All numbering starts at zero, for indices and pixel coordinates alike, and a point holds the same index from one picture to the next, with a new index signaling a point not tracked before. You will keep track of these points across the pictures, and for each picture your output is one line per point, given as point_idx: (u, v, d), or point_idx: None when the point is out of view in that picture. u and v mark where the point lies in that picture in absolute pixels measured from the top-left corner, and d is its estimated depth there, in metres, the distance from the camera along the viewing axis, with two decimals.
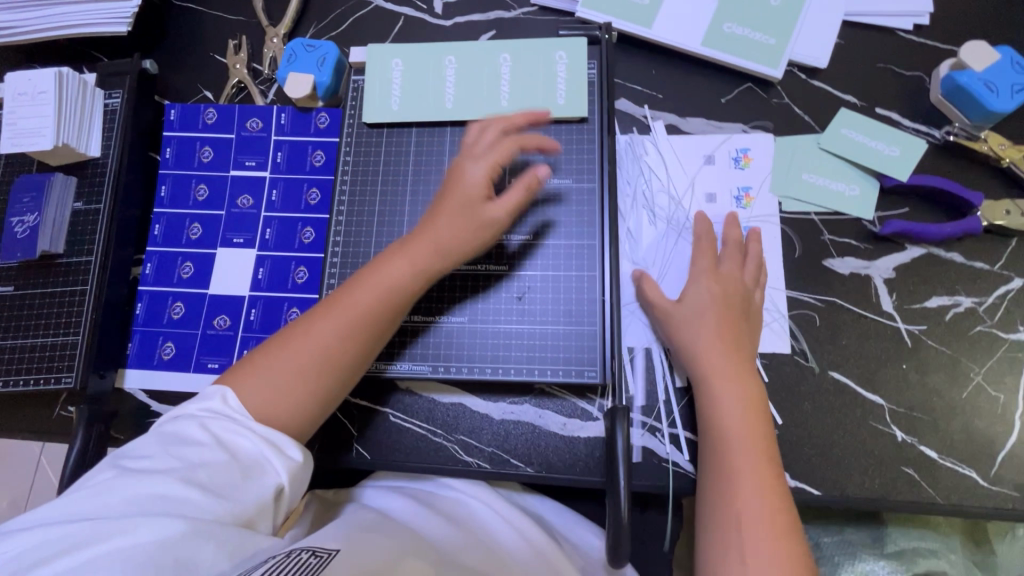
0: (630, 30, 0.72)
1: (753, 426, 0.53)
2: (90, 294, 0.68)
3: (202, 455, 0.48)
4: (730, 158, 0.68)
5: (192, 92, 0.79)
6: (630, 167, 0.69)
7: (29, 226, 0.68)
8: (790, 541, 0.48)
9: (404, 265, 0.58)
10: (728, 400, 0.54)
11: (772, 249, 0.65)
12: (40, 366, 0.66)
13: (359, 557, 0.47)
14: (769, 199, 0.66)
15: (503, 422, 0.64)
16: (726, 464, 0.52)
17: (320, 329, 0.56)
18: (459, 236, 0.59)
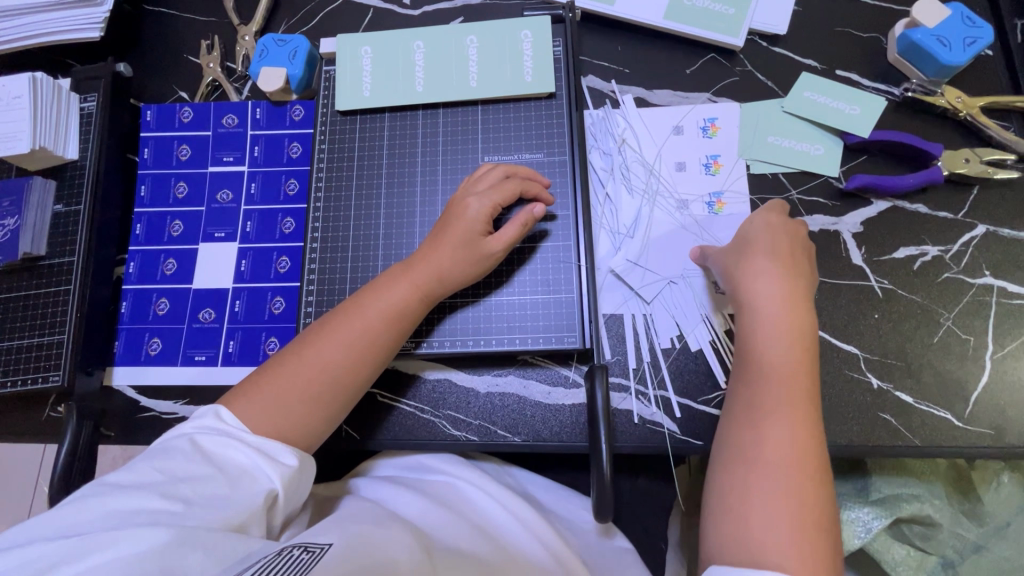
0: (594, 9, 0.74)
1: (797, 371, 0.51)
2: (74, 293, 0.69)
3: (192, 471, 0.48)
4: (698, 127, 0.70)
5: (167, 93, 0.80)
6: (600, 139, 0.71)
7: (10, 229, 0.69)
8: (813, 481, 0.47)
9: (412, 289, 0.59)
10: (774, 338, 0.52)
11: (743, 213, 0.66)
12: (28, 367, 0.67)
13: (351, 554, 0.47)
14: (738, 165, 0.68)
15: (489, 395, 0.65)
16: (760, 411, 0.50)
17: (328, 355, 0.57)
18: (459, 267, 0.59)
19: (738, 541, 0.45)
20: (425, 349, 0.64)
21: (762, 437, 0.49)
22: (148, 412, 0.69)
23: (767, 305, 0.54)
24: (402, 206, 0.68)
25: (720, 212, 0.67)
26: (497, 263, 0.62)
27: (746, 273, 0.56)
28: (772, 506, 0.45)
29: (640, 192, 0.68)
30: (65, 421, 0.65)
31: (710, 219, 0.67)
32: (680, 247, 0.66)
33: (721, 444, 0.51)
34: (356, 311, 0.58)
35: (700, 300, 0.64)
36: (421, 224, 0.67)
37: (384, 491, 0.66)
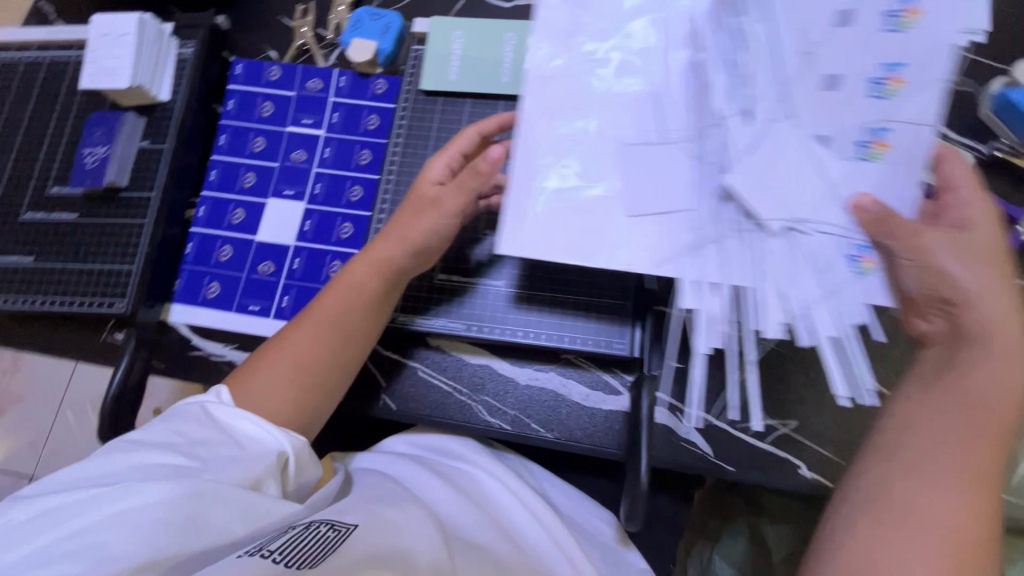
0: None
1: (985, 427, 0.42)
2: (147, 228, 0.71)
3: (202, 434, 0.50)
4: (883, 10, 0.41)
5: (257, 51, 0.83)
6: (665, 54, 0.45)
7: (99, 157, 0.71)
8: (971, 562, 0.39)
9: (369, 271, 0.59)
10: (997, 382, 0.42)
11: (919, 153, 0.41)
12: (95, 291, 0.69)
13: (375, 535, 0.49)
14: (918, 142, 0.41)
15: (528, 387, 0.65)
16: (930, 467, 0.42)
17: (297, 343, 0.57)
18: (429, 226, 0.58)
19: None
20: (439, 321, 0.66)
21: (940, 502, 0.40)
22: (198, 351, 0.71)
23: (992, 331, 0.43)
24: None
25: (879, 157, 0.42)
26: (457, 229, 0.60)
27: (956, 263, 0.44)
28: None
29: (763, 121, 0.43)
30: (123, 346, 0.67)
31: (853, 163, 0.42)
32: (804, 194, 0.42)
33: (874, 488, 0.42)
34: (318, 302, 0.59)
35: (759, 277, 0.42)
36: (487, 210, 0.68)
37: (406, 469, 0.67)
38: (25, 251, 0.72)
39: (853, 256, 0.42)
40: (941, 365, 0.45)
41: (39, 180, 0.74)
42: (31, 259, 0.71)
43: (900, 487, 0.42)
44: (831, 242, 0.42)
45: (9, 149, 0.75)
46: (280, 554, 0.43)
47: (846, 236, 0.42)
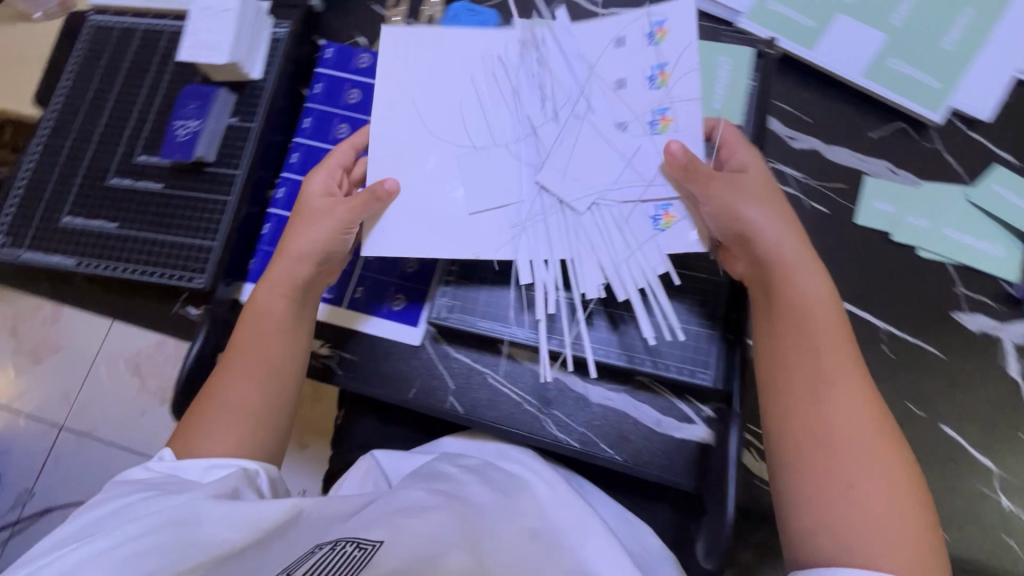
0: (792, 50, 0.72)
1: (835, 335, 0.51)
2: (231, 205, 0.71)
3: (163, 478, 0.51)
4: (644, 33, 0.60)
5: (346, 36, 0.82)
6: (497, 77, 0.61)
7: (190, 131, 0.71)
8: (893, 445, 0.46)
9: (283, 299, 0.63)
10: (813, 285, 0.52)
11: (691, 140, 0.57)
12: (177, 264, 0.70)
13: (403, 552, 0.47)
14: (691, 118, 0.57)
15: (599, 406, 0.64)
16: (819, 377, 0.49)
17: (232, 393, 0.58)
18: (302, 240, 0.63)
19: (862, 521, 0.43)
20: (516, 333, 0.64)
21: (840, 410, 0.47)
22: None
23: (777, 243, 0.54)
24: None
25: (665, 130, 0.57)
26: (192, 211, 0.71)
27: (745, 201, 0.55)
28: (875, 474, 0.45)
29: (564, 119, 0.59)
30: (199, 323, 0.68)
31: (648, 137, 0.57)
32: (604, 168, 0.58)
33: (786, 432, 0.49)
34: (244, 347, 0.61)
35: (608, 231, 0.57)
36: None
37: (452, 471, 0.66)
38: (108, 218, 0.73)
39: (660, 208, 0.57)
40: (766, 294, 0.55)
41: (126, 147, 0.74)
42: (114, 226, 0.72)
43: (804, 418, 0.48)
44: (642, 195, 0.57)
45: (99, 112, 0.76)
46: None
47: (651, 200, 0.57)
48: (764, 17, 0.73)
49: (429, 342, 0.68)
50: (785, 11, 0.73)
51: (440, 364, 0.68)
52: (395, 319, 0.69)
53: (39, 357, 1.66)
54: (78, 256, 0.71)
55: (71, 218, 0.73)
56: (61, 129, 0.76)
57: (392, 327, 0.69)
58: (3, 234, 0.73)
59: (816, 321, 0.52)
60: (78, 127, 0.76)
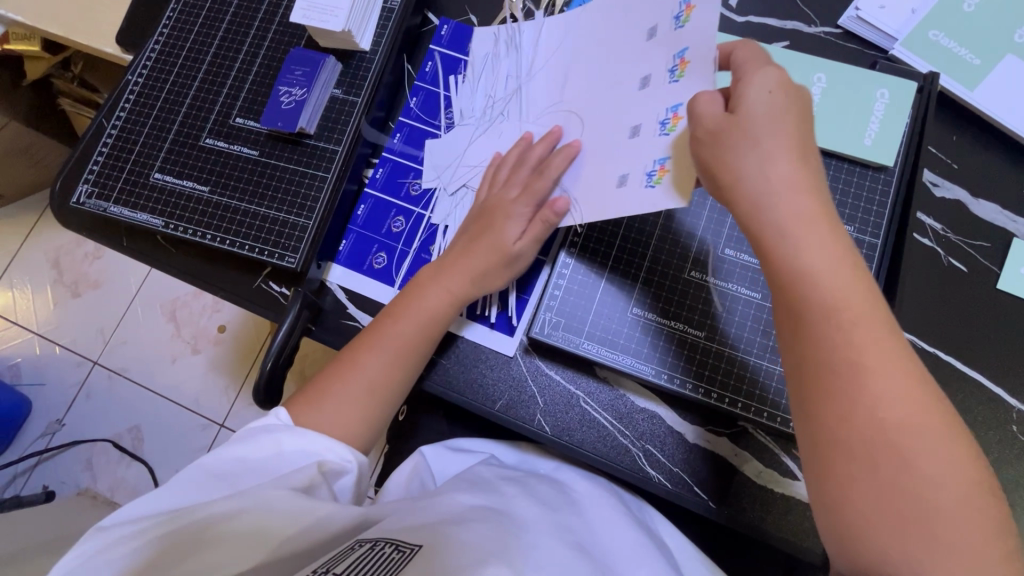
0: (950, 88, 0.66)
1: (857, 304, 0.41)
2: (329, 184, 0.67)
3: (265, 464, 0.52)
4: None
5: (458, 12, 0.76)
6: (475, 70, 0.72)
7: (295, 99, 0.67)
8: (931, 434, 0.38)
9: (445, 299, 0.62)
10: (825, 253, 0.42)
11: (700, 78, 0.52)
12: (267, 238, 0.66)
13: (440, 552, 0.47)
14: (708, 52, 0.51)
15: (696, 446, 0.61)
16: (835, 358, 0.40)
17: (371, 371, 0.59)
18: (484, 267, 0.62)
19: (928, 542, 0.36)
20: (622, 358, 0.62)
21: (878, 401, 0.38)
22: (352, 321, 0.69)
23: (784, 203, 0.44)
24: (679, 222, 0.64)
25: (682, 75, 0.53)
26: (219, 174, 0.69)
27: (750, 161, 0.45)
28: (929, 468, 0.37)
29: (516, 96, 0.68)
30: (288, 304, 0.65)
31: (671, 86, 0.54)
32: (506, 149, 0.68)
33: (813, 434, 0.41)
34: (395, 329, 0.60)
35: (609, 185, 0.57)
36: (696, 252, 0.63)
37: (505, 487, 0.62)
38: (199, 180, 0.69)
39: (662, 123, 0.54)
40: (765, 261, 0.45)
41: (224, 108, 0.70)
42: (205, 189, 0.69)
43: (832, 421, 0.40)
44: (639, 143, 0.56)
45: (196, 67, 0.72)
46: (348, 572, 0.43)
47: (649, 152, 0.54)
48: (922, 48, 0.67)
49: (522, 355, 0.65)
50: (945, 44, 0.67)
51: (531, 379, 0.65)
52: (491, 326, 0.66)
53: (78, 292, 1.65)
54: (166, 218, 0.68)
55: (160, 176, 0.70)
56: (155, 80, 0.73)
57: (484, 334, 0.66)
58: (89, 184, 0.70)
59: (837, 293, 0.41)
60: (174, 80, 0.72)
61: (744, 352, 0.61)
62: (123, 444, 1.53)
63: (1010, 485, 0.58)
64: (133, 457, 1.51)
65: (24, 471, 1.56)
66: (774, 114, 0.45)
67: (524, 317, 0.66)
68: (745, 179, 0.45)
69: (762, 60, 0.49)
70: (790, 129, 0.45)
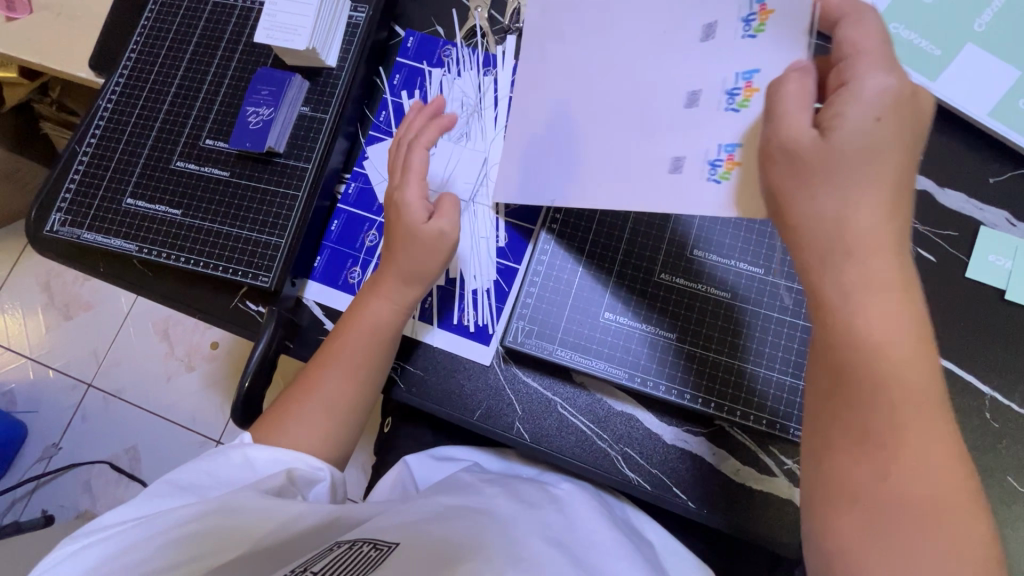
0: (913, 80, 0.66)
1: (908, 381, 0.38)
2: (301, 202, 0.68)
3: (238, 474, 0.52)
4: None
5: (424, 24, 0.76)
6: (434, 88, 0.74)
7: (263, 119, 0.68)
8: (952, 501, 0.36)
9: (388, 306, 0.62)
10: (884, 302, 0.38)
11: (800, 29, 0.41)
12: (240, 259, 0.67)
13: (417, 547, 0.48)
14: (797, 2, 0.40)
15: (675, 448, 0.61)
16: (877, 427, 0.38)
17: (323, 389, 0.60)
18: (422, 262, 0.62)
19: (907, 563, 0.35)
20: (596, 364, 0.62)
21: (906, 466, 0.37)
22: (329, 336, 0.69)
23: (859, 261, 0.38)
24: (649, 225, 0.65)
25: (761, 29, 0.43)
26: (191, 197, 0.69)
27: (816, 203, 0.39)
28: (923, 496, 0.36)
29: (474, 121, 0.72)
30: (264, 323, 0.65)
31: (749, 43, 0.44)
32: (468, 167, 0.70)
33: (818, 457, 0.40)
34: (343, 340, 0.61)
35: (658, 172, 0.49)
36: (668, 251, 0.64)
37: (487, 488, 0.62)
38: (170, 204, 0.69)
39: (730, 95, 0.45)
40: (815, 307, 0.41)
41: (194, 130, 0.71)
42: (177, 213, 0.69)
43: (853, 462, 0.38)
44: (701, 115, 0.47)
45: (165, 91, 0.72)
46: (325, 572, 0.42)
47: (718, 134, 0.45)
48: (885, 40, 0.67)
49: (499, 363, 0.66)
50: (906, 36, 0.67)
51: (507, 386, 0.65)
52: (466, 336, 0.67)
53: (70, 314, 1.65)
54: (140, 243, 0.69)
55: (133, 201, 0.70)
56: (124, 106, 0.73)
57: (462, 344, 0.67)
58: (62, 212, 0.71)
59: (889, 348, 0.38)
60: (142, 105, 0.72)
61: (754, 364, 0.60)
62: (121, 465, 1.54)
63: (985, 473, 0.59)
64: (132, 477, 1.51)
65: (23, 497, 1.56)
66: (873, 146, 0.38)
67: (500, 325, 0.67)
68: (813, 221, 0.40)
69: (883, 55, 0.39)
70: (884, 169, 0.38)
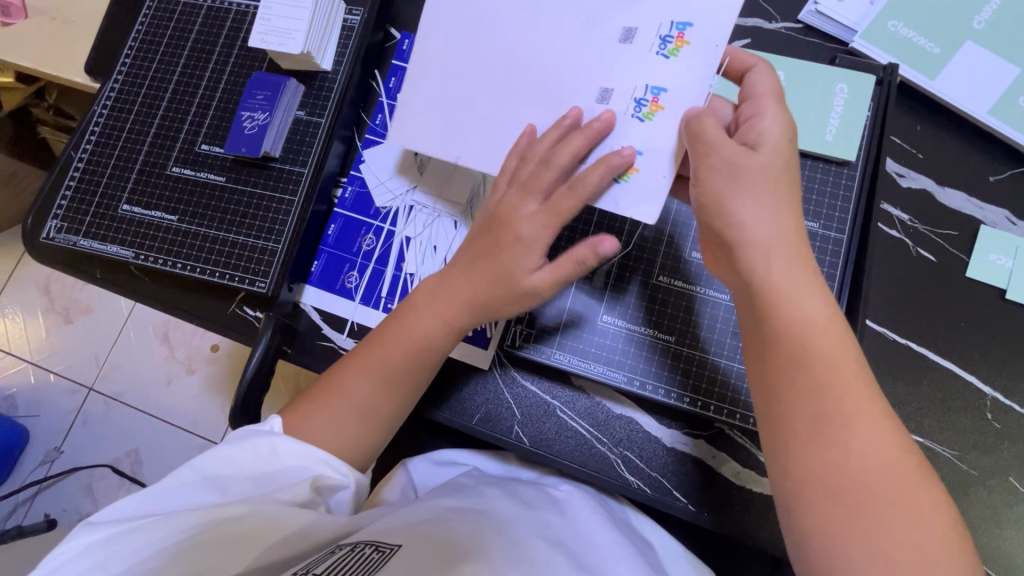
0: (912, 78, 0.66)
1: (839, 365, 0.41)
2: (297, 206, 0.67)
3: (266, 472, 0.50)
4: None
5: None
6: None
7: (258, 123, 0.67)
8: (907, 484, 0.38)
9: (442, 330, 0.58)
10: (810, 296, 0.42)
11: (702, 67, 0.50)
12: (237, 264, 0.66)
13: (419, 547, 0.48)
14: (707, 44, 0.50)
15: (674, 451, 0.61)
16: (828, 412, 0.40)
17: (354, 389, 0.56)
18: (502, 303, 0.56)
19: (878, 551, 0.37)
20: (594, 367, 0.62)
21: (861, 450, 0.39)
22: (327, 341, 0.69)
23: (782, 256, 0.43)
24: (647, 227, 0.64)
25: (675, 53, 0.52)
26: (186, 203, 0.69)
27: (747, 208, 0.44)
28: (881, 478, 0.38)
29: None
30: (261, 328, 0.65)
31: (660, 62, 0.52)
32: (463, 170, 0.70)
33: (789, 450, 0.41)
34: (386, 350, 0.57)
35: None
36: (664, 255, 0.63)
37: (488, 491, 0.62)
38: (166, 210, 0.69)
39: (638, 104, 0.53)
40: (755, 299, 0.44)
41: (189, 135, 0.70)
42: (173, 218, 0.69)
43: (811, 457, 0.39)
44: (610, 113, 0.54)
45: (160, 96, 0.72)
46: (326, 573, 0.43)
47: (622, 135, 0.53)
48: (884, 38, 0.66)
49: (498, 368, 0.65)
50: (905, 34, 0.66)
51: (507, 391, 0.65)
52: (464, 340, 0.66)
53: (70, 318, 1.65)
54: (136, 249, 0.68)
55: (129, 207, 0.70)
56: (119, 111, 0.73)
57: (460, 348, 0.66)
58: (58, 219, 0.70)
59: (818, 339, 0.41)
60: (137, 111, 0.72)
61: (731, 361, 0.60)
62: (122, 468, 1.54)
63: (987, 474, 0.59)
64: (133, 481, 1.51)
65: (25, 501, 1.56)
66: (776, 165, 0.46)
67: (498, 328, 0.65)
68: (751, 221, 0.44)
69: (774, 96, 0.49)
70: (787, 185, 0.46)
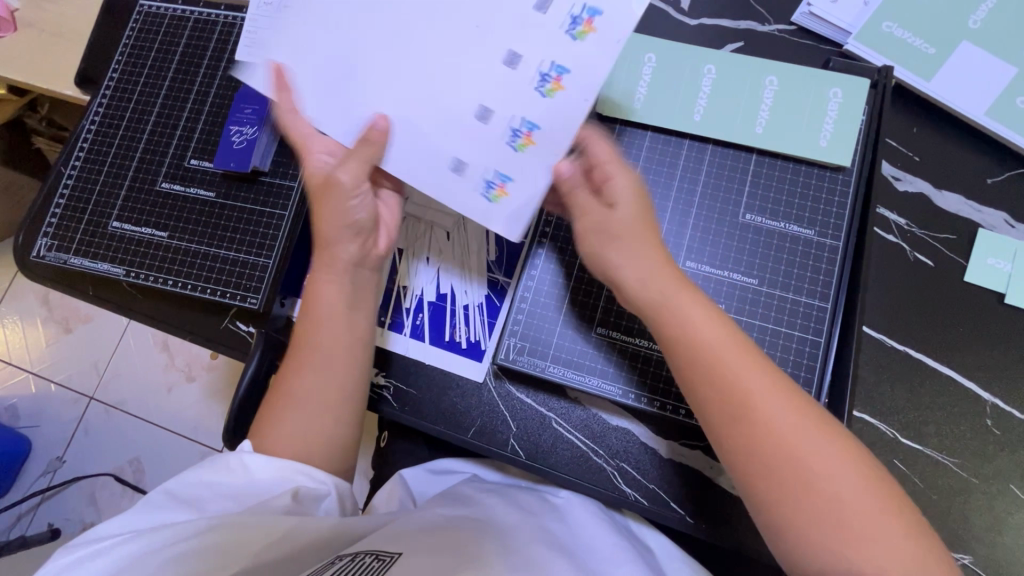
0: (907, 80, 0.65)
1: (744, 366, 0.45)
2: (288, 221, 0.67)
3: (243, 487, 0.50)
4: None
5: None
6: None
7: (246, 138, 0.67)
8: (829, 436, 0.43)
9: (340, 289, 0.57)
10: (692, 307, 0.47)
11: (574, 115, 0.50)
12: (228, 281, 0.66)
13: (420, 554, 0.47)
14: (580, 92, 0.50)
15: (672, 462, 0.61)
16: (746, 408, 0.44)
17: (302, 389, 0.56)
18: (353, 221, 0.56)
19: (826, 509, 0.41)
20: (589, 380, 0.62)
21: (785, 429, 0.43)
22: None
23: (664, 285, 0.48)
24: None
25: (550, 94, 0.50)
26: (177, 220, 0.68)
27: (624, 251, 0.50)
28: (805, 445, 0.43)
29: None
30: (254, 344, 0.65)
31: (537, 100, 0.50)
32: None
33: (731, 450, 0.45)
34: (306, 336, 0.57)
35: (439, 167, 0.53)
36: None
37: (486, 498, 0.62)
38: (157, 226, 0.69)
39: (513, 134, 0.51)
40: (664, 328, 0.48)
41: (177, 150, 0.70)
42: (163, 235, 0.68)
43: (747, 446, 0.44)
44: (480, 136, 0.52)
45: (148, 111, 0.72)
46: None
47: (494, 162, 0.52)
48: (879, 39, 0.65)
49: (493, 380, 0.65)
50: (899, 35, 0.65)
51: (502, 403, 0.64)
52: (458, 352, 0.66)
53: (69, 327, 1.65)
54: (127, 266, 0.68)
55: (119, 224, 0.69)
56: (108, 127, 0.72)
57: (456, 360, 0.66)
58: (48, 237, 0.70)
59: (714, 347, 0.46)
60: (126, 127, 0.72)
61: None
62: (124, 477, 1.54)
63: (985, 481, 0.58)
64: (135, 489, 1.52)
65: (28, 511, 1.56)
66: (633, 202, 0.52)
67: (493, 341, 0.66)
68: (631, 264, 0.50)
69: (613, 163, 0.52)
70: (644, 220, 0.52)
